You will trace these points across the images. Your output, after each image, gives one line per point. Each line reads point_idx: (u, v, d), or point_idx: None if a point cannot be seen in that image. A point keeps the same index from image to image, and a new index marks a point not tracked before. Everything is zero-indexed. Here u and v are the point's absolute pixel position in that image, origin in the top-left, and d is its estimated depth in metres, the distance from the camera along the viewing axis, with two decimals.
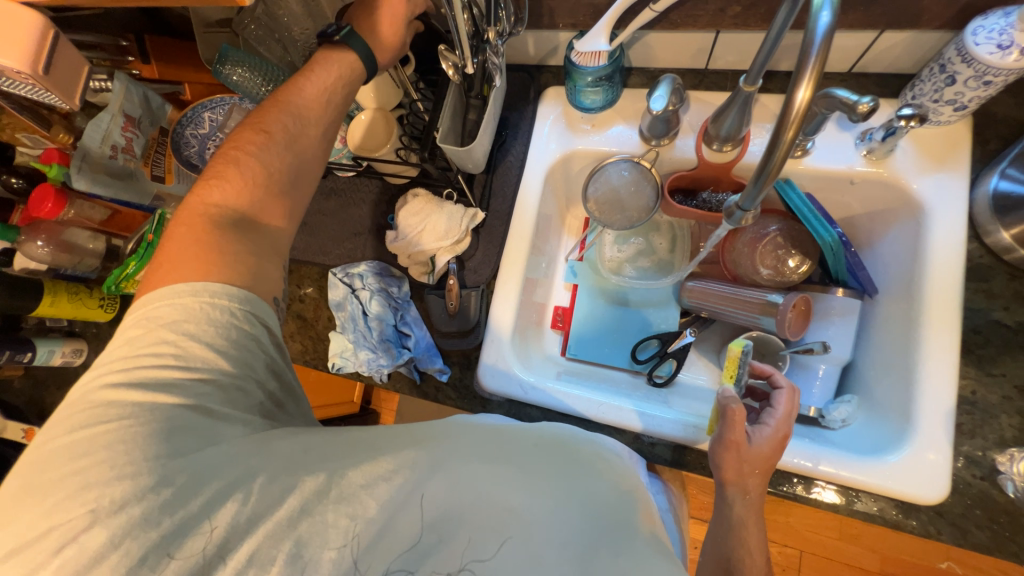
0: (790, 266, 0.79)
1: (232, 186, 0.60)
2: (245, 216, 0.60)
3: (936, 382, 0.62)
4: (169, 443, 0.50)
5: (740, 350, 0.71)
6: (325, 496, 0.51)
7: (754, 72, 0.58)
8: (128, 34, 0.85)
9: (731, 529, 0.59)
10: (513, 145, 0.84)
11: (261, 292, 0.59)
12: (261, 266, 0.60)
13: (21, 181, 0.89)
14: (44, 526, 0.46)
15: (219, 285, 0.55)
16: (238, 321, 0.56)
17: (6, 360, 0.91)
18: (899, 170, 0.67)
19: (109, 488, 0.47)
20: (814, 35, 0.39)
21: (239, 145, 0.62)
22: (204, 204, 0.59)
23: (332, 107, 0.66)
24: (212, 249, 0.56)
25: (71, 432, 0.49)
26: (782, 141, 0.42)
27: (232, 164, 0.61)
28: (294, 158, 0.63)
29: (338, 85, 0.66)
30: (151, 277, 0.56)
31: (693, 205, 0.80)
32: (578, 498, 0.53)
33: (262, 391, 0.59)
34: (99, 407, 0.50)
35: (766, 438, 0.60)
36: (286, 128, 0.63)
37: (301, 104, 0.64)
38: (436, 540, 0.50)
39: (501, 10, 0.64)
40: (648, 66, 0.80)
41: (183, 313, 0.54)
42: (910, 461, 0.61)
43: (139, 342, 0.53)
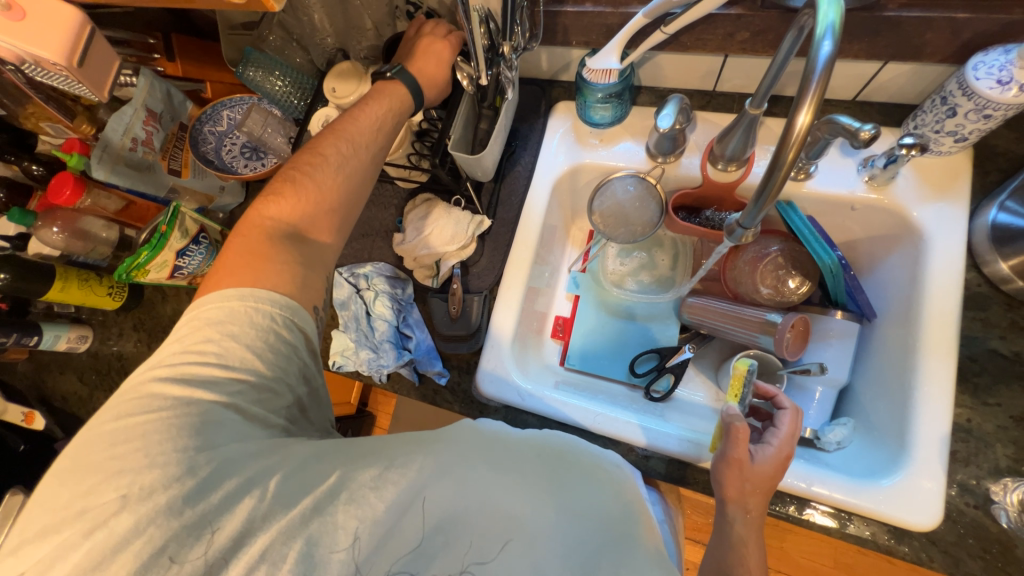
0: (789, 286, 0.80)
1: (288, 203, 0.65)
2: (296, 230, 0.65)
3: (930, 407, 0.63)
4: (200, 437, 0.51)
5: (746, 370, 0.69)
6: (334, 498, 0.52)
7: (760, 94, 0.60)
8: (155, 32, 0.88)
9: (731, 546, 0.58)
10: (522, 155, 0.86)
11: (303, 301, 0.62)
12: (307, 277, 0.63)
13: (42, 168, 0.92)
14: (76, 509, 0.48)
15: (265, 291, 0.59)
16: (278, 327, 0.59)
17: (13, 342, 0.93)
18: (899, 197, 0.69)
19: (142, 475, 0.48)
20: (816, 63, 0.41)
21: (297, 166, 0.67)
22: (261, 217, 0.64)
23: (383, 133, 0.70)
24: (263, 258, 0.61)
25: (116, 421, 0.51)
26: (784, 161, 0.43)
27: (291, 183, 0.66)
28: (344, 178, 0.67)
29: (390, 114, 0.70)
30: (207, 281, 0.60)
31: (696, 222, 0.81)
32: (590, 514, 0.54)
33: (291, 396, 0.60)
34: (144, 398, 0.52)
35: (768, 458, 0.61)
36: (341, 151, 0.67)
37: (355, 131, 0.68)
38: (442, 542, 0.52)
39: (517, 26, 0.66)
40: (657, 85, 0.82)
41: (229, 315, 0.57)
42: (903, 487, 0.61)
43: (187, 339, 0.56)
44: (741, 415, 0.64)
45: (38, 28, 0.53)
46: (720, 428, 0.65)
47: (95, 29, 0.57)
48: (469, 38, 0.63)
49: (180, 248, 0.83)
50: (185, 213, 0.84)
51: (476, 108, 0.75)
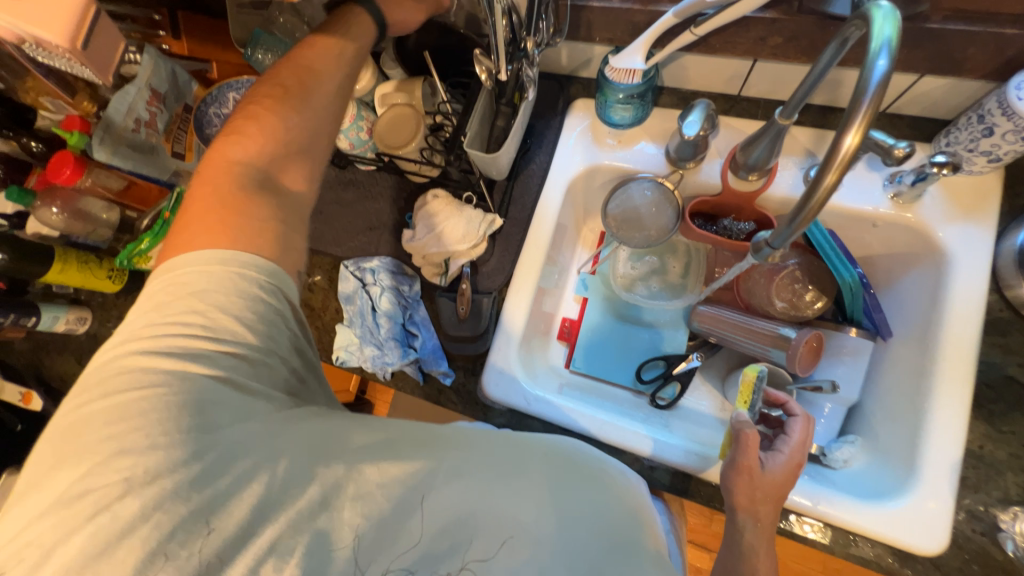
0: (805, 300, 0.79)
1: (252, 140, 0.59)
2: (267, 175, 0.58)
3: (942, 430, 0.62)
4: (200, 417, 0.47)
5: (754, 376, 0.70)
6: (341, 492, 0.50)
7: (792, 105, 0.57)
8: (161, 9, 0.86)
9: (740, 553, 0.56)
10: (537, 153, 0.83)
11: (284, 264, 0.56)
12: (282, 234, 0.57)
13: (41, 144, 0.89)
14: (76, 492, 0.44)
15: (249, 255, 0.53)
16: (265, 294, 0.54)
17: (11, 323, 0.91)
18: (925, 216, 0.67)
19: (143, 457, 0.45)
20: (869, 79, 0.39)
21: (257, 103, 0.61)
22: (223, 162, 0.57)
23: (345, 63, 0.65)
24: (240, 211, 0.55)
25: (104, 398, 0.47)
26: (824, 184, 0.41)
27: (251, 118, 0.59)
28: (309, 114, 0.61)
29: (348, 44, 0.65)
30: (180, 244, 0.53)
31: (712, 230, 0.79)
32: (589, 518, 0.54)
33: (285, 367, 0.56)
34: (129, 372, 0.48)
35: (779, 465, 0.60)
36: (300, 84, 0.62)
37: (316, 62, 0.63)
38: (449, 546, 0.51)
39: (541, 21, 0.65)
40: (680, 87, 0.80)
41: (212, 284, 0.51)
42: (910, 509, 0.61)
43: (167, 310, 0.51)
44: (751, 422, 0.63)
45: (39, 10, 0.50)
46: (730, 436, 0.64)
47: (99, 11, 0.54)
48: (490, 31, 0.60)
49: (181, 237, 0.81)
50: (189, 200, 0.82)
51: (494, 105, 0.72)
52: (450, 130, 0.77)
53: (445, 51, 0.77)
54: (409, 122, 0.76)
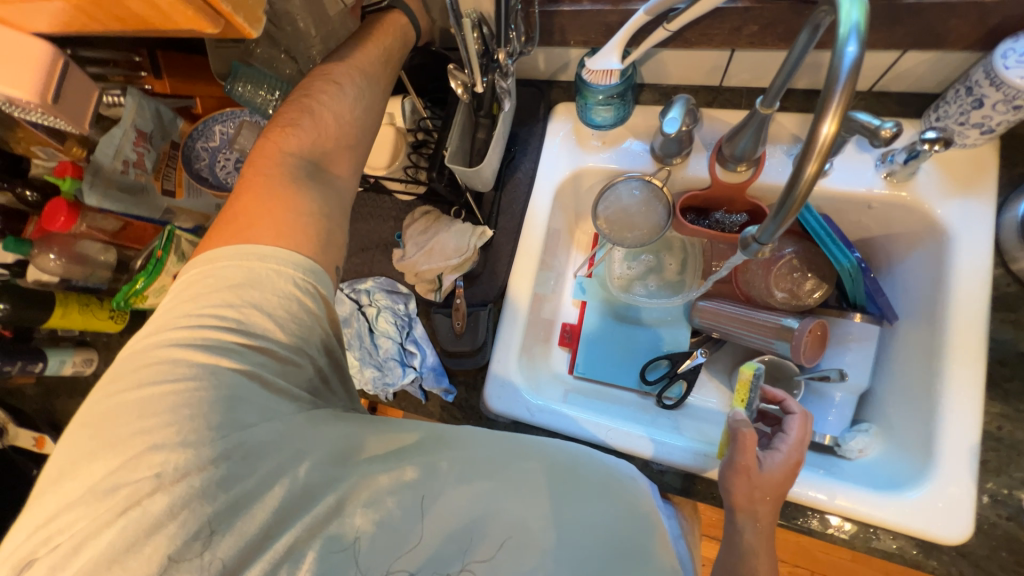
0: (805, 290, 0.77)
1: (305, 132, 0.60)
2: (317, 165, 0.60)
3: (959, 415, 0.60)
4: (228, 415, 0.47)
5: (751, 374, 0.67)
6: (355, 497, 0.50)
7: (772, 93, 0.56)
8: (139, 49, 0.85)
9: (739, 555, 0.56)
10: (522, 161, 0.83)
11: (323, 263, 0.56)
12: (331, 231, 0.58)
13: (36, 193, 0.90)
14: (109, 484, 0.44)
15: (287, 251, 0.53)
16: (300, 293, 0.53)
17: (18, 370, 0.92)
18: (921, 193, 0.65)
19: (175, 454, 0.45)
20: (840, 66, 0.38)
21: (308, 96, 0.62)
22: (279, 150, 0.58)
23: (389, 66, 0.68)
24: (291, 202, 0.56)
25: (141, 386, 0.46)
26: (805, 175, 0.40)
27: (303, 110, 0.60)
28: (360, 111, 0.64)
29: (394, 47, 0.69)
30: (219, 232, 0.54)
31: (705, 225, 0.78)
32: (588, 529, 0.52)
33: (313, 367, 0.56)
34: (163, 362, 0.48)
35: (777, 465, 0.59)
36: (352, 80, 0.64)
37: (364, 61, 0.65)
38: (457, 549, 0.50)
39: (513, 31, 0.63)
40: (661, 83, 0.79)
41: (249, 279, 0.51)
42: (929, 499, 0.59)
43: (203, 298, 0.50)
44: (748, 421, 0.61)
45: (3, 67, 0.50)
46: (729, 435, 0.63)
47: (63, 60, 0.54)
48: (461, 45, 0.60)
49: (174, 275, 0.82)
50: (180, 237, 0.81)
51: (473, 117, 0.72)
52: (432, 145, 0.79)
53: (419, 68, 0.77)
54: (388, 140, 0.76)
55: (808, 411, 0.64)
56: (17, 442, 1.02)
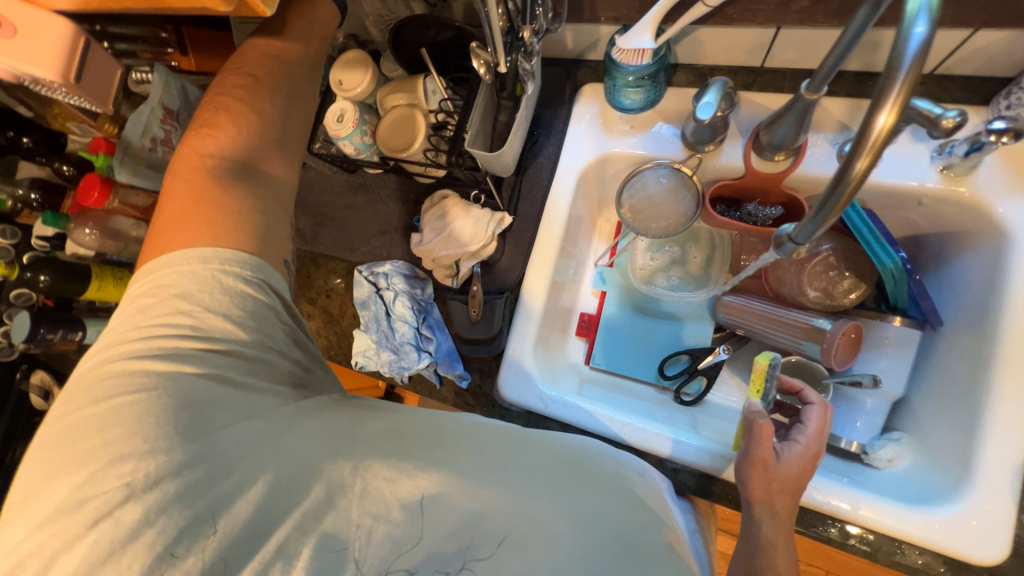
0: (842, 289, 0.73)
1: (223, 132, 0.62)
2: (242, 163, 0.62)
3: (1000, 429, 0.57)
4: (195, 418, 0.50)
5: (768, 364, 0.66)
6: (349, 490, 0.52)
7: (820, 76, 0.52)
8: (167, 25, 0.84)
9: (756, 551, 0.54)
10: (545, 145, 0.80)
11: (270, 258, 0.60)
12: (262, 224, 0.60)
13: (72, 168, 0.93)
14: (74, 500, 0.46)
15: (230, 251, 0.56)
16: (250, 290, 0.57)
17: (60, 338, 0.97)
18: (982, 189, 0.60)
19: (143, 462, 0.47)
20: (905, 49, 0.34)
21: (223, 99, 0.64)
22: (199, 153, 0.61)
23: (311, 52, 0.69)
24: (216, 204, 0.58)
25: (100, 402, 0.49)
26: (856, 169, 0.37)
27: (221, 111, 0.63)
28: (283, 105, 0.66)
29: (315, 30, 0.69)
30: (160, 244, 0.56)
31: (736, 217, 0.74)
32: (601, 518, 0.52)
33: (286, 361, 0.60)
34: (122, 376, 0.51)
35: (795, 457, 0.57)
36: (266, 78, 0.65)
37: (279, 59, 0.66)
38: (456, 549, 0.49)
39: (538, 6, 0.60)
40: (696, 62, 0.74)
41: (196, 287, 0.54)
42: (959, 517, 0.56)
43: (152, 312, 0.53)
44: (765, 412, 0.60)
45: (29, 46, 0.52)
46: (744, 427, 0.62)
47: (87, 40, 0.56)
48: (485, 24, 0.57)
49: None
50: None
51: (495, 98, 0.69)
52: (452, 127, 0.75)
53: (442, 44, 0.74)
54: (413, 125, 0.75)
55: (828, 402, 0.63)
56: None
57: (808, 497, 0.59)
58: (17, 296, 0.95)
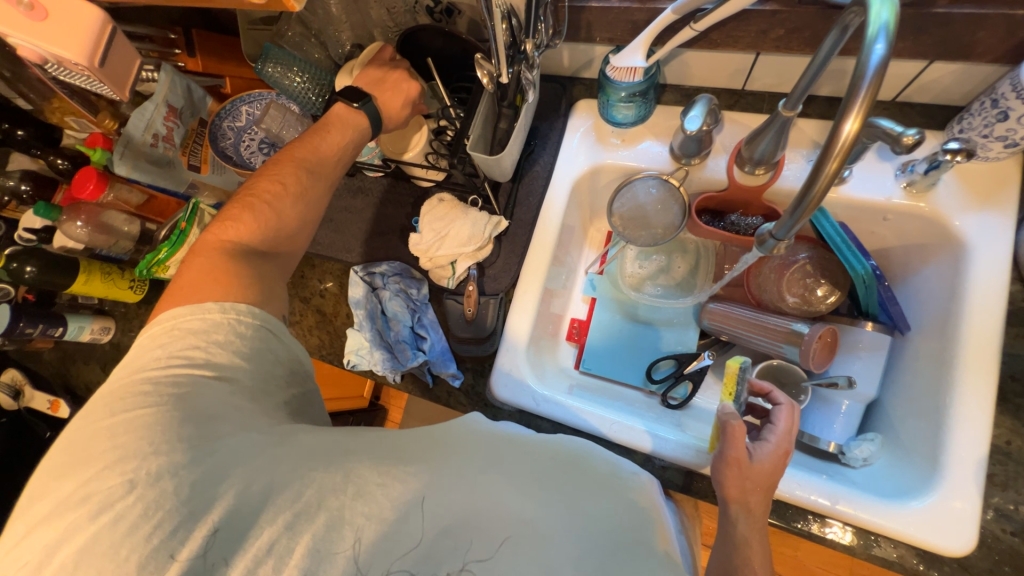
0: (817, 295, 0.77)
1: (246, 226, 0.64)
2: (260, 251, 0.64)
3: (969, 424, 0.60)
4: (200, 428, 0.51)
5: (738, 367, 0.68)
6: (340, 491, 0.50)
7: (795, 96, 0.57)
8: (176, 28, 0.89)
9: (731, 545, 0.56)
10: (541, 155, 0.84)
11: (272, 310, 0.62)
12: (272, 289, 0.63)
13: (67, 162, 0.91)
14: (80, 495, 0.47)
15: (245, 305, 0.59)
16: (256, 338, 0.59)
17: (39, 333, 0.94)
18: (941, 205, 0.65)
19: (145, 462, 0.47)
20: (867, 64, 0.38)
21: (254, 192, 0.65)
22: (221, 240, 0.63)
23: (343, 162, 0.70)
24: (227, 282, 0.59)
25: (112, 416, 0.50)
26: (826, 172, 0.41)
27: (247, 208, 0.64)
28: (306, 212, 0.67)
29: (349, 144, 0.70)
30: (177, 294, 0.58)
31: (720, 226, 0.78)
32: (594, 517, 0.52)
33: (286, 393, 0.61)
34: (131, 396, 0.51)
35: (767, 454, 0.60)
36: (302, 180, 0.66)
37: (317, 159, 0.68)
38: (452, 547, 0.48)
39: (540, 23, 0.64)
40: (683, 83, 0.80)
41: (213, 325, 0.56)
42: (934, 508, 0.59)
43: (167, 348, 0.55)
44: (736, 413, 0.63)
45: (59, 30, 0.58)
46: (718, 429, 0.64)
47: (115, 29, 0.62)
48: (489, 36, 0.60)
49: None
50: (204, 210, 0.85)
51: (496, 108, 0.73)
52: (451, 132, 0.80)
53: (446, 56, 0.79)
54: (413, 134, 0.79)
55: (795, 403, 0.66)
56: (32, 404, 1.05)
57: (791, 494, 0.62)
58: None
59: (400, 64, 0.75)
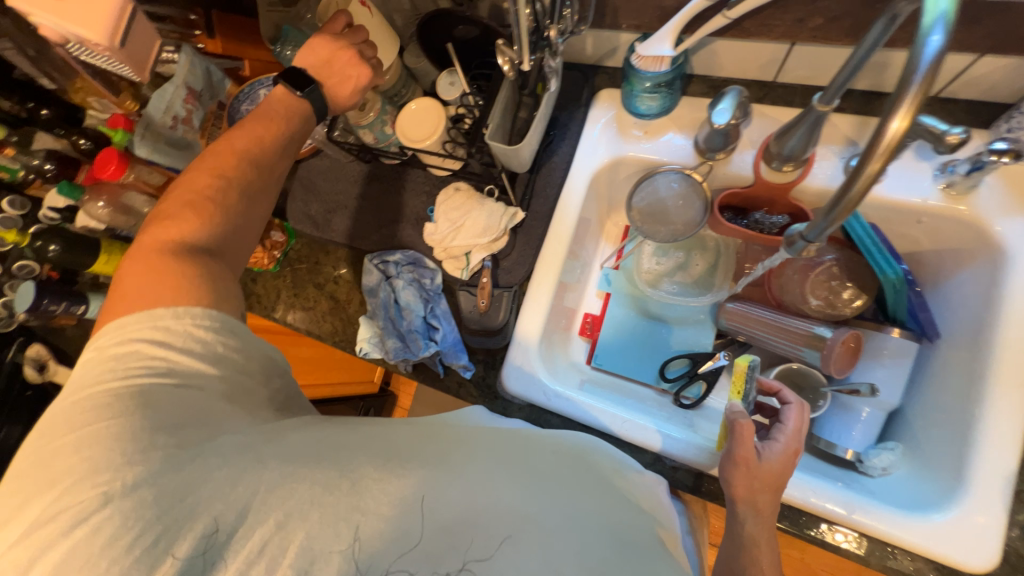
0: (843, 298, 0.75)
1: (187, 223, 0.57)
2: (209, 248, 0.58)
3: (996, 438, 0.58)
4: (176, 435, 0.48)
5: (747, 366, 0.67)
6: (335, 488, 0.47)
7: (832, 90, 0.54)
8: (196, 8, 0.87)
9: (741, 547, 0.55)
10: (560, 145, 0.82)
11: (232, 312, 0.56)
12: (226, 288, 0.57)
13: (89, 143, 0.94)
14: (52, 511, 0.44)
15: (199, 308, 0.53)
16: (218, 343, 0.53)
17: (64, 310, 0.96)
18: (981, 209, 0.62)
19: (119, 473, 0.44)
20: (921, 57, 0.36)
21: (196, 185, 0.60)
22: (162, 240, 0.56)
23: (286, 151, 0.67)
24: (176, 282, 0.53)
25: (71, 432, 0.46)
26: (867, 173, 0.39)
27: (187, 204, 0.58)
28: (252, 205, 0.63)
29: (288, 131, 0.67)
30: (122, 302, 0.53)
31: (744, 224, 0.76)
32: (587, 518, 0.51)
33: (266, 390, 0.58)
34: (89, 410, 0.47)
35: (776, 454, 0.58)
36: (245, 171, 0.62)
37: (256, 147, 0.64)
38: (450, 547, 0.46)
39: (566, 8, 0.63)
40: (711, 74, 0.77)
41: (167, 335, 0.51)
42: (956, 522, 0.57)
43: (122, 358, 0.50)
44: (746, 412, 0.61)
45: (80, 10, 0.58)
46: (726, 427, 0.63)
47: (135, 10, 0.62)
48: (512, 21, 0.57)
49: (279, 242, 0.88)
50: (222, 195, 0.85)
51: (517, 95, 0.72)
52: (470, 121, 0.78)
53: (467, 41, 0.77)
54: (431, 117, 0.75)
55: (805, 402, 0.64)
56: (55, 380, 1.07)
57: (805, 501, 0.61)
58: (20, 268, 0.96)
59: (357, 37, 0.70)
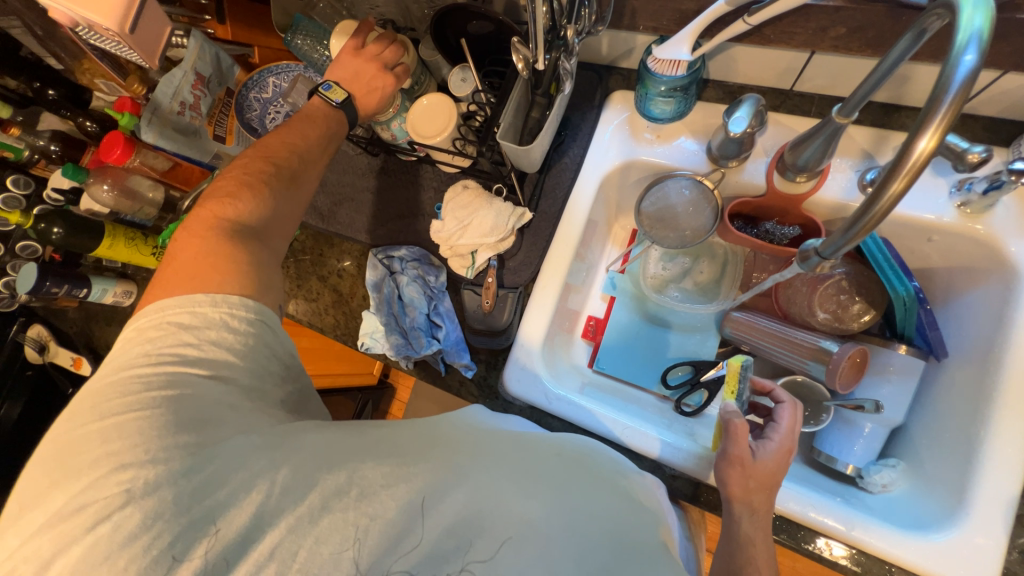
0: (851, 312, 0.74)
1: (244, 203, 0.60)
2: (257, 231, 0.60)
3: (1001, 464, 0.58)
4: (200, 433, 0.47)
5: (740, 365, 0.69)
6: (344, 493, 0.47)
7: (852, 102, 0.53)
8: None
9: (737, 547, 0.54)
10: (570, 147, 0.81)
11: (269, 303, 0.57)
12: (267, 278, 0.58)
13: (96, 125, 0.93)
14: (73, 506, 0.43)
15: (237, 297, 0.54)
16: (252, 335, 0.54)
17: (64, 292, 0.94)
18: (996, 227, 0.61)
19: (143, 470, 0.44)
20: (953, 77, 0.35)
21: (249, 171, 0.62)
22: (217, 217, 0.58)
23: (332, 146, 0.70)
24: (227, 261, 0.55)
25: (98, 419, 0.46)
26: (889, 192, 0.38)
27: (244, 185, 0.61)
28: (298, 196, 0.65)
29: (328, 123, 0.70)
30: (167, 283, 0.54)
31: (752, 233, 0.76)
32: (600, 518, 0.51)
33: (281, 391, 0.57)
34: (118, 398, 0.47)
35: (771, 453, 0.58)
36: (293, 164, 0.65)
37: (304, 141, 0.67)
38: (454, 547, 0.47)
39: (585, 8, 0.62)
40: (728, 80, 0.76)
41: (204, 321, 0.52)
42: (955, 543, 0.57)
43: (156, 343, 0.51)
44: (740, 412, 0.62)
45: None
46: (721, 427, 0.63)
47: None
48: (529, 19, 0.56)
49: None
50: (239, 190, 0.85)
51: (529, 95, 0.70)
52: (481, 117, 0.77)
53: (480, 38, 0.76)
54: (443, 114, 0.74)
55: (798, 400, 0.64)
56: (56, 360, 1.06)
57: (804, 516, 0.60)
58: (24, 248, 0.95)
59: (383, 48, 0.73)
